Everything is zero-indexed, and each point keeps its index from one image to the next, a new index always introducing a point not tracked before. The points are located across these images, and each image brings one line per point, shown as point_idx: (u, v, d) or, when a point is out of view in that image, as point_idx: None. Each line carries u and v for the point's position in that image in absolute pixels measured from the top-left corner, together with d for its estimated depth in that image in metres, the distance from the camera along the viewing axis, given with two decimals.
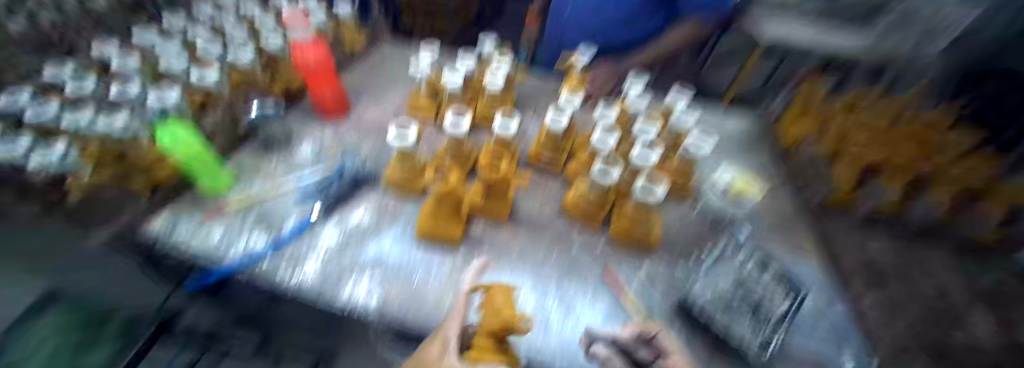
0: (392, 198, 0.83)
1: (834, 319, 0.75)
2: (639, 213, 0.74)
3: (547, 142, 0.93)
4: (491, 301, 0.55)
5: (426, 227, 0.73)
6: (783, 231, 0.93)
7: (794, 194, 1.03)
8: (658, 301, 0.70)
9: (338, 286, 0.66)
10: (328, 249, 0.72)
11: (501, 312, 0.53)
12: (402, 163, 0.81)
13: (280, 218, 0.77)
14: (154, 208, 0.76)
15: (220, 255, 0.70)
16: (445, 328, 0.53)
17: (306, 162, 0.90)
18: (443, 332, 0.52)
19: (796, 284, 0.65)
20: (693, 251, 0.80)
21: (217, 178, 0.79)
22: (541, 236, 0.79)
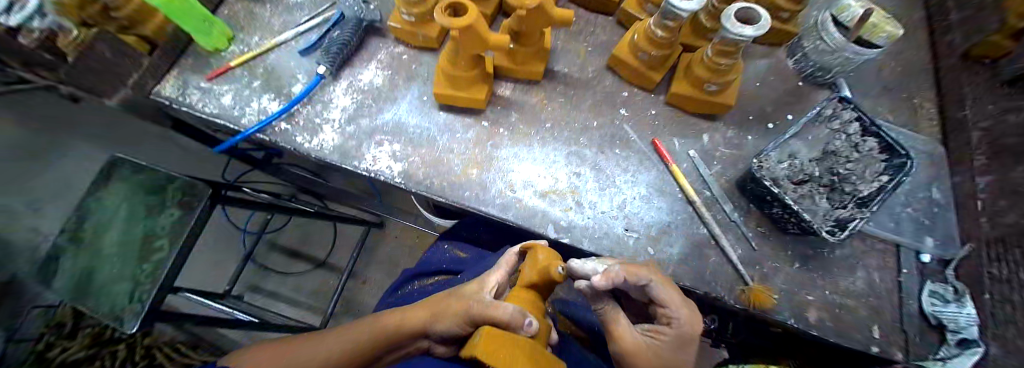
0: (405, 53, 0.71)
1: (930, 197, 0.63)
2: (716, 62, 0.56)
3: None
4: (534, 254, 0.41)
5: (445, 86, 0.62)
6: (900, 89, 0.71)
7: (933, 38, 0.76)
8: (716, 172, 0.60)
9: (356, 153, 0.61)
10: (342, 112, 0.64)
11: (541, 262, 0.40)
12: (409, 3, 0.63)
13: (287, 77, 0.68)
14: (160, 71, 0.71)
15: (233, 118, 0.65)
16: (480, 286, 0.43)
17: (301, 7, 0.75)
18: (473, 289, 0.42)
19: (906, 156, 0.51)
20: (770, 116, 0.65)
21: (212, 32, 0.69)
22: (580, 97, 0.67)
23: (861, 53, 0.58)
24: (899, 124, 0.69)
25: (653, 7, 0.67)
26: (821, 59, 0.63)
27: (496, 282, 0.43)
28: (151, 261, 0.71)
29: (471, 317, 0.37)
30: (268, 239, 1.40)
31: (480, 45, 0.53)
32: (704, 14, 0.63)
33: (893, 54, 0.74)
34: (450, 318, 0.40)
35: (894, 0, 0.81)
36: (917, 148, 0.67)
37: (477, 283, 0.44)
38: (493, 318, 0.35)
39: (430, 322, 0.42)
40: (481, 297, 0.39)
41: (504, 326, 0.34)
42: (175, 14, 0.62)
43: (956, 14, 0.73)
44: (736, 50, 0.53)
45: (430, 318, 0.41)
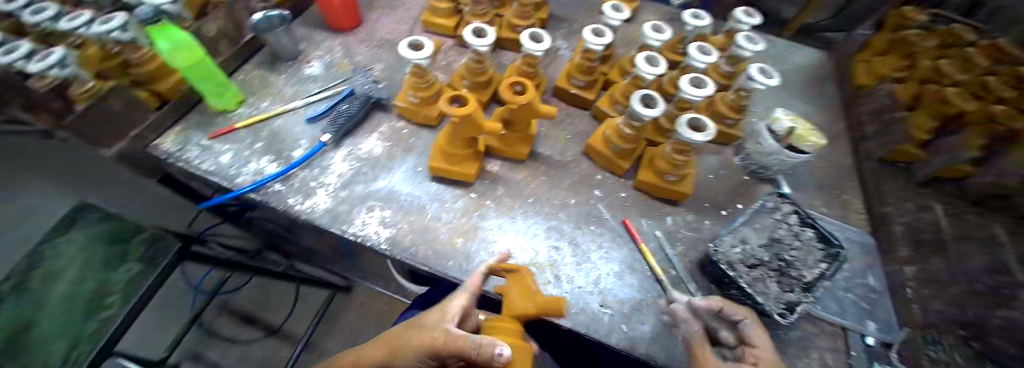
0: (405, 128, 0.78)
1: (867, 284, 0.70)
2: (675, 158, 0.65)
3: (579, 69, 0.81)
4: (521, 281, 0.50)
5: (439, 160, 0.68)
6: (831, 185, 0.83)
7: (854, 146, 0.91)
8: (680, 252, 0.66)
9: (348, 216, 0.64)
10: (339, 177, 0.69)
11: (527, 294, 0.48)
12: (415, 87, 0.72)
13: (290, 142, 0.73)
14: (165, 125, 0.74)
15: (228, 176, 0.68)
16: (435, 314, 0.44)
17: (315, 80, 0.83)
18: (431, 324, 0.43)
19: (838, 246, 0.59)
20: (726, 204, 0.74)
21: (225, 94, 0.75)
22: (560, 177, 0.74)
23: (792, 156, 0.70)
24: (834, 215, 0.79)
25: (623, 107, 0.79)
26: (761, 160, 0.75)
27: (459, 307, 0.45)
28: (99, 318, 0.68)
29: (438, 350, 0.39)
30: (219, 301, 1.31)
31: (475, 129, 0.60)
32: (664, 117, 0.75)
33: (824, 157, 0.88)
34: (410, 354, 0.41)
35: (820, 112, 0.98)
36: (851, 238, 0.76)
37: (438, 310, 0.45)
38: (464, 349, 0.38)
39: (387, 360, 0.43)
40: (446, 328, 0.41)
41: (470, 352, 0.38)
42: (195, 76, 0.69)
43: (870, 128, 0.89)
44: (691, 147, 0.63)
45: (389, 356, 0.42)
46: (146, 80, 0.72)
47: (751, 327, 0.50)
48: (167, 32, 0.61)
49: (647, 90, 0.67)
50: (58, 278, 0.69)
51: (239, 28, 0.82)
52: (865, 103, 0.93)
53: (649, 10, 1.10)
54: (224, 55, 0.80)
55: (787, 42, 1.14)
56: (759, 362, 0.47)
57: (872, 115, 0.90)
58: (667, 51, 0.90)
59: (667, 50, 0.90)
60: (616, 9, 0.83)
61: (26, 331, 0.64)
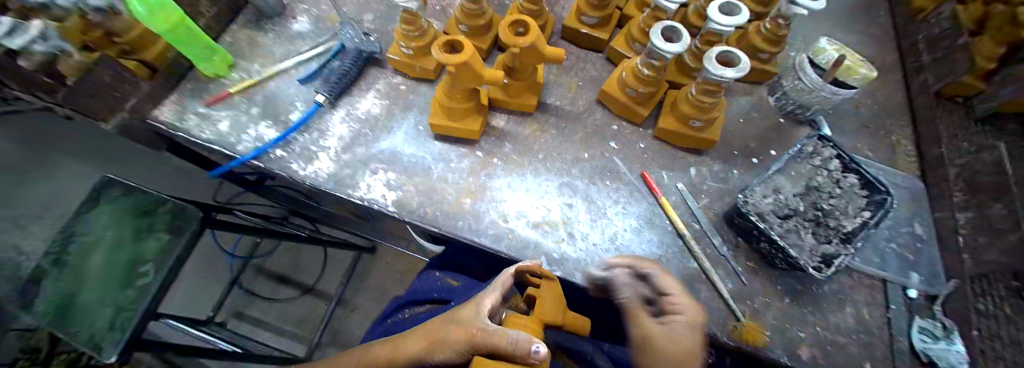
0: (403, 84, 0.72)
1: (913, 232, 0.63)
2: (700, 100, 0.58)
3: (589, 4, 0.72)
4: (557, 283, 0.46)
5: (439, 116, 0.63)
6: (879, 126, 0.74)
7: (908, 79, 0.80)
8: (704, 205, 0.61)
9: (351, 181, 0.62)
10: (339, 140, 0.65)
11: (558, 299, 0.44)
12: (407, 37, 0.66)
13: (286, 105, 0.69)
14: (158, 96, 0.72)
15: (228, 145, 0.66)
16: (467, 309, 0.41)
17: (304, 37, 0.78)
18: (466, 316, 0.40)
19: (886, 192, 0.53)
20: (757, 152, 0.67)
21: (213, 59, 0.71)
22: (572, 129, 0.68)
23: (838, 92, 0.61)
24: (880, 159, 0.71)
25: (640, 47, 0.71)
26: (799, 99, 0.67)
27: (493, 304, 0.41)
28: (134, 286, 0.68)
29: (474, 346, 0.36)
30: (254, 264, 1.37)
31: (476, 79, 0.55)
32: (688, 55, 0.66)
33: (872, 94, 0.78)
34: (446, 348, 0.38)
35: (869, 42, 0.85)
36: (897, 182, 0.68)
37: (473, 306, 0.41)
38: (499, 347, 0.35)
39: (423, 354, 0.39)
40: (482, 323, 0.37)
41: (508, 356, 0.34)
42: (181, 41, 0.64)
43: (928, 56, 0.77)
44: (719, 87, 0.56)
45: (427, 348, 0.38)
46: (132, 49, 0.68)
47: (665, 278, 0.43)
48: None
49: (670, 22, 0.58)
50: (93, 251, 0.71)
51: None
52: (925, 27, 0.80)
53: None
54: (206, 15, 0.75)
55: None
56: (683, 309, 0.40)
57: (932, 40, 0.78)
58: None
59: None
60: None
61: (71, 301, 0.66)
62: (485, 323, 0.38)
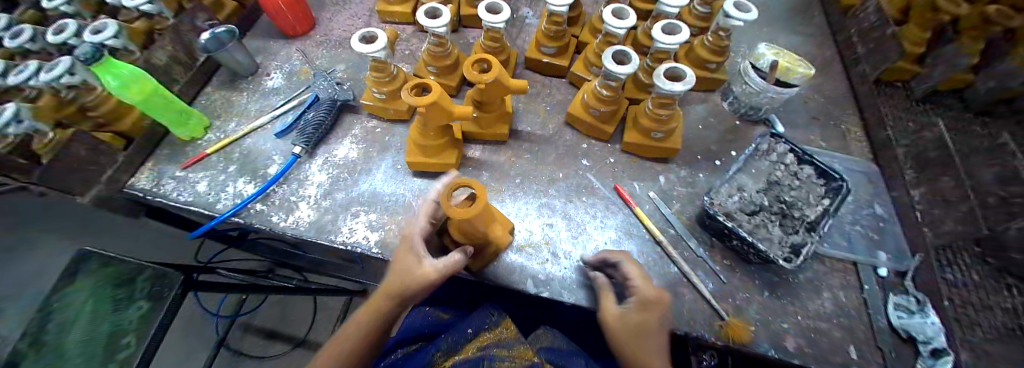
0: (378, 126, 0.75)
1: (875, 213, 0.67)
2: (658, 112, 0.63)
3: (546, 36, 0.77)
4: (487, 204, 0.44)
5: (417, 154, 0.66)
6: (829, 118, 0.79)
7: (848, 71, 0.86)
8: (678, 210, 0.64)
9: (332, 227, 0.62)
10: (318, 188, 0.67)
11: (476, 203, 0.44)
12: (378, 83, 0.69)
13: (263, 159, 0.71)
14: (134, 164, 0.72)
15: (207, 205, 0.66)
16: (406, 247, 0.49)
17: (278, 92, 0.80)
18: (407, 252, 0.49)
19: (840, 179, 0.56)
20: (719, 153, 0.71)
21: (189, 123, 0.72)
22: (545, 151, 0.71)
23: (781, 92, 0.67)
24: (834, 147, 0.75)
25: (598, 69, 0.75)
26: (750, 102, 0.72)
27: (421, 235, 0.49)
28: (117, 362, 0.55)
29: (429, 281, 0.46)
30: (243, 322, 1.33)
31: (445, 116, 0.58)
32: (642, 73, 0.71)
33: (818, 89, 0.84)
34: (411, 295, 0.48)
35: (808, 42, 0.92)
36: (853, 168, 0.73)
37: (410, 242, 0.49)
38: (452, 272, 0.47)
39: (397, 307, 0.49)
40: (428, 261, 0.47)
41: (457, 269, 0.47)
42: (153, 109, 0.66)
43: (862, 48, 0.84)
44: (673, 100, 0.60)
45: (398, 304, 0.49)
46: (105, 122, 0.69)
47: (630, 264, 0.50)
48: (115, 67, 0.59)
49: (620, 47, 0.64)
50: (67, 331, 0.55)
51: (190, 51, 0.78)
52: (857, 22, 0.87)
53: None
54: (180, 81, 0.77)
55: None
56: (637, 292, 0.48)
57: (865, 34, 0.85)
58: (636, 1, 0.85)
59: None
60: None
61: None
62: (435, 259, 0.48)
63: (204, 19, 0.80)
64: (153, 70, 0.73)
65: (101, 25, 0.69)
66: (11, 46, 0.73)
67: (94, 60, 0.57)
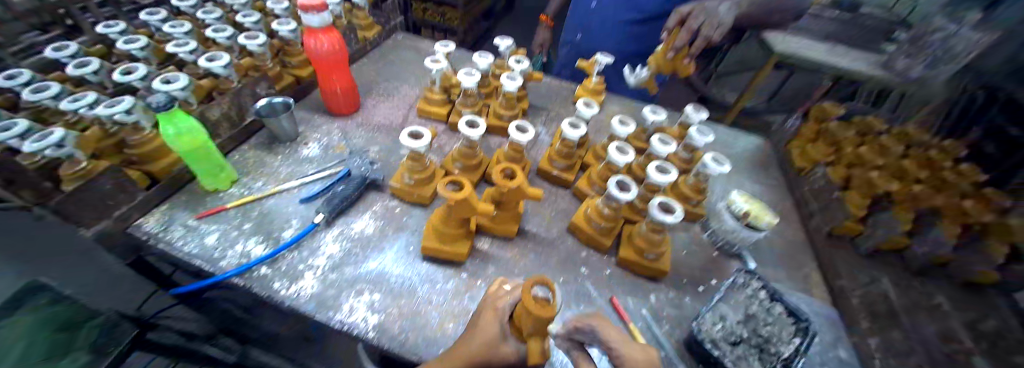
0: (398, 206, 0.81)
1: (838, 357, 0.73)
2: (652, 236, 0.72)
3: (559, 154, 0.91)
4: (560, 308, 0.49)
5: (433, 240, 0.71)
6: (791, 260, 0.90)
7: (804, 223, 1.01)
8: (666, 331, 0.69)
9: (334, 303, 0.63)
10: (328, 259, 0.69)
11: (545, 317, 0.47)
12: (412, 170, 0.78)
13: (281, 221, 0.74)
14: (150, 205, 0.71)
15: (212, 259, 0.66)
16: (480, 328, 0.51)
17: (311, 161, 0.87)
18: (480, 334, 0.51)
19: (806, 320, 0.63)
20: (701, 280, 0.78)
21: (219, 175, 0.75)
22: (549, 254, 0.77)
23: (751, 233, 0.79)
24: (798, 288, 0.84)
25: (600, 188, 0.87)
26: (727, 236, 0.84)
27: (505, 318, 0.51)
28: None
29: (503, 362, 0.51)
30: None
31: (471, 211, 0.65)
32: (637, 199, 0.83)
33: (780, 233, 0.97)
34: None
35: (770, 191, 1.10)
36: (817, 310, 0.81)
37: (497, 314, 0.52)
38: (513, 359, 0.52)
39: None
40: (504, 346, 0.50)
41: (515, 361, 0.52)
42: (193, 158, 0.70)
43: (815, 205, 0.99)
44: (663, 227, 0.71)
45: None
46: (139, 160, 0.71)
47: (656, 350, 0.47)
48: (177, 117, 0.63)
49: (620, 177, 0.76)
50: None
51: (241, 112, 0.86)
52: (807, 182, 1.06)
53: (614, 101, 1.27)
54: (223, 136, 0.82)
55: (730, 130, 1.30)
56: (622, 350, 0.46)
57: (814, 193, 1.02)
58: (632, 138, 1.02)
59: (632, 138, 1.02)
60: (588, 104, 0.97)
61: None
62: (508, 347, 0.51)
63: (263, 88, 0.90)
64: (206, 122, 0.78)
65: (174, 78, 0.76)
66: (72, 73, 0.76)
67: (166, 109, 0.61)
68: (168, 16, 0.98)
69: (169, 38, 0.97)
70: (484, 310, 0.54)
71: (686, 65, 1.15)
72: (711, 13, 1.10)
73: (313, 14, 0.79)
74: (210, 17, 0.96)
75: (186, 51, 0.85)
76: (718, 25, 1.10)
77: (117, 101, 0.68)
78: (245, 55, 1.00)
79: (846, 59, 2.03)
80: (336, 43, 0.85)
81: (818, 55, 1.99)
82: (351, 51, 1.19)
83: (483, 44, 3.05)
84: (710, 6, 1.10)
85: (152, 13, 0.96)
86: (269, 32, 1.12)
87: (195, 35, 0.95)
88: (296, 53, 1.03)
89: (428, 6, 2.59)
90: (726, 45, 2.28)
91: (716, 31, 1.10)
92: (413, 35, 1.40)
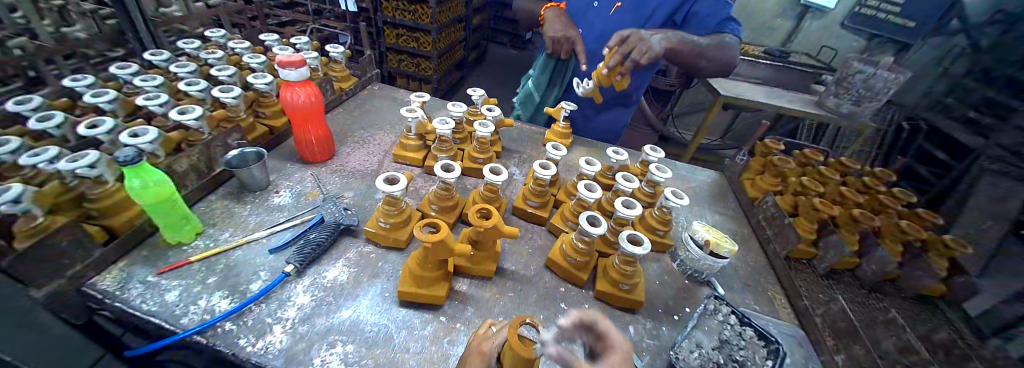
0: (373, 251, 0.80)
1: None
2: (625, 268, 0.75)
3: (533, 193, 0.95)
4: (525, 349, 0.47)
5: (409, 284, 0.70)
6: (756, 284, 0.95)
7: (763, 246, 1.06)
8: (648, 362, 0.69)
9: (305, 356, 0.59)
10: (299, 310, 0.66)
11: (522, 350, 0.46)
12: (387, 213, 0.79)
13: (248, 273, 0.70)
14: (106, 262, 0.66)
15: (171, 317, 0.61)
16: None
17: (282, 208, 0.85)
18: None
19: (776, 341, 0.65)
20: (676, 309, 0.81)
21: (183, 228, 0.72)
22: (527, 291, 0.78)
23: (716, 261, 0.84)
24: (766, 311, 0.88)
25: (573, 223, 0.90)
26: (695, 265, 0.88)
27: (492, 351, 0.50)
28: None
29: None
30: None
31: (447, 253, 0.66)
32: (608, 232, 0.87)
33: (742, 258, 1.02)
34: None
35: (730, 220, 1.16)
36: (785, 332, 0.83)
37: (479, 355, 0.51)
38: None
39: None
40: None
41: None
42: (155, 210, 0.67)
43: (770, 230, 1.06)
44: (634, 258, 0.75)
45: None
46: (97, 215, 0.68)
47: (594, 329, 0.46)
48: (145, 171, 0.62)
49: (591, 212, 0.80)
50: None
51: (211, 163, 0.85)
52: (761, 210, 1.13)
53: (581, 142, 1.36)
54: (190, 187, 0.80)
55: (689, 166, 1.39)
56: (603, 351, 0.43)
57: (768, 220, 1.08)
58: (599, 176, 1.08)
59: (599, 175, 1.08)
60: (556, 146, 1.03)
61: None
62: None
63: (236, 139, 0.90)
64: (173, 174, 0.76)
65: (143, 131, 0.75)
66: (32, 128, 0.74)
67: (133, 164, 0.60)
68: (139, 69, 0.99)
69: (139, 91, 0.97)
70: (468, 355, 0.52)
71: (619, 81, 1.22)
72: (644, 40, 1.17)
73: (291, 69, 0.82)
74: (183, 71, 0.97)
75: (157, 104, 0.84)
76: (646, 51, 1.17)
77: (81, 155, 0.66)
78: (218, 106, 1.00)
79: (783, 100, 2.26)
80: (311, 95, 0.88)
81: (760, 97, 2.22)
82: (326, 102, 1.21)
83: (456, 91, 3.19)
84: (644, 35, 1.18)
85: (122, 68, 0.95)
86: (244, 85, 1.14)
87: (167, 88, 0.95)
88: (270, 103, 1.05)
89: (402, 58, 2.72)
90: (678, 89, 2.51)
91: (644, 56, 1.17)
92: (388, 85, 1.46)
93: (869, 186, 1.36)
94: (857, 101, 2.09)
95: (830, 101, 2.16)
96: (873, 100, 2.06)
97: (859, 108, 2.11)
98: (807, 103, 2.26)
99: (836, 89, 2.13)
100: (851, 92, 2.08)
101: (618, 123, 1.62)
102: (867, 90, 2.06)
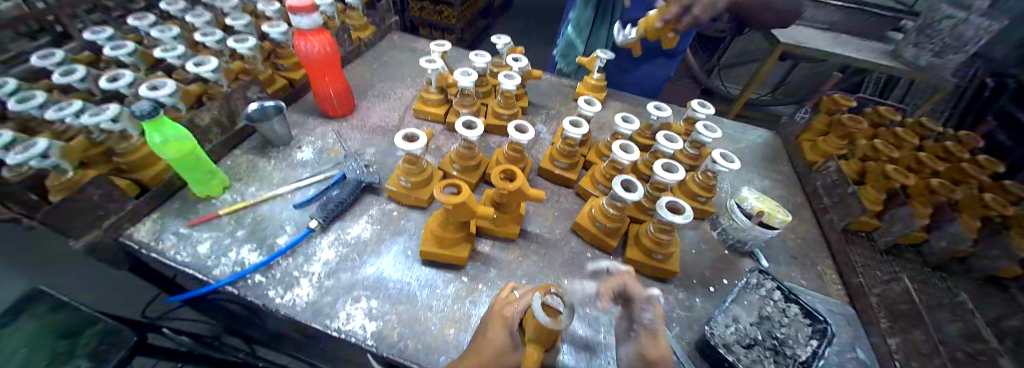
0: (396, 209, 0.79)
1: (857, 358, 0.65)
2: (659, 236, 0.70)
3: (561, 153, 0.88)
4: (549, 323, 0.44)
5: (431, 245, 0.68)
6: (804, 256, 0.86)
7: (815, 216, 0.96)
8: (677, 334, 0.65)
9: (331, 310, 0.60)
10: (324, 265, 0.67)
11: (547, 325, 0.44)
12: (408, 172, 0.76)
13: (275, 228, 0.71)
14: (140, 214, 0.69)
15: (204, 268, 0.63)
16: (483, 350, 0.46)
17: (305, 164, 0.84)
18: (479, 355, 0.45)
19: (825, 321, 0.60)
20: (711, 280, 0.75)
21: (210, 182, 0.73)
22: (551, 255, 0.75)
23: (764, 231, 0.76)
24: (813, 287, 0.80)
25: (603, 187, 0.84)
26: (739, 234, 0.80)
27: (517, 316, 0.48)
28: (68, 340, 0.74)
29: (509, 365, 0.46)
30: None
31: (469, 215, 0.62)
32: (643, 198, 0.80)
33: (790, 228, 0.92)
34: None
35: (779, 185, 1.05)
36: (833, 310, 0.75)
37: (502, 318, 0.49)
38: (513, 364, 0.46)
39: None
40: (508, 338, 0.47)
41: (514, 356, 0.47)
42: (182, 165, 0.67)
43: (827, 199, 0.95)
44: (672, 227, 0.68)
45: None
46: (128, 169, 0.69)
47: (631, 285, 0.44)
48: (164, 125, 0.61)
49: (625, 176, 0.73)
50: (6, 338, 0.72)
51: (232, 117, 0.84)
52: (819, 177, 1.00)
53: (615, 96, 1.24)
54: (213, 142, 0.80)
55: (737, 124, 1.26)
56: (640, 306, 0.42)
57: (826, 188, 0.97)
58: (636, 135, 0.99)
59: (636, 135, 0.99)
60: (589, 101, 0.94)
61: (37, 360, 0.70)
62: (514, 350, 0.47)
63: (255, 91, 0.88)
64: (195, 128, 0.76)
65: (161, 84, 0.73)
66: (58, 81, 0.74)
67: (150, 117, 0.58)
68: (156, 20, 0.97)
69: (158, 43, 0.95)
70: (491, 320, 0.50)
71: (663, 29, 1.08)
72: None
73: (302, 16, 0.77)
74: (198, 21, 0.94)
75: (175, 56, 0.82)
76: None
77: (99, 109, 0.65)
78: (236, 58, 0.97)
79: (851, 50, 1.97)
80: (326, 43, 0.82)
81: (824, 46, 1.94)
82: (343, 53, 1.16)
83: (480, 41, 3.02)
84: None
85: (139, 18, 0.93)
86: (260, 35, 1.10)
87: (184, 39, 0.93)
88: (288, 55, 1.02)
89: (424, 4, 2.57)
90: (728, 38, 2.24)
91: None
92: (409, 34, 1.37)
93: (951, 151, 1.18)
94: (939, 51, 1.76)
95: (908, 51, 1.86)
96: (958, 51, 1.71)
97: (941, 60, 1.78)
98: (879, 53, 1.96)
99: (915, 38, 1.82)
100: (934, 41, 1.76)
101: (661, 77, 1.47)
102: (953, 39, 1.70)
